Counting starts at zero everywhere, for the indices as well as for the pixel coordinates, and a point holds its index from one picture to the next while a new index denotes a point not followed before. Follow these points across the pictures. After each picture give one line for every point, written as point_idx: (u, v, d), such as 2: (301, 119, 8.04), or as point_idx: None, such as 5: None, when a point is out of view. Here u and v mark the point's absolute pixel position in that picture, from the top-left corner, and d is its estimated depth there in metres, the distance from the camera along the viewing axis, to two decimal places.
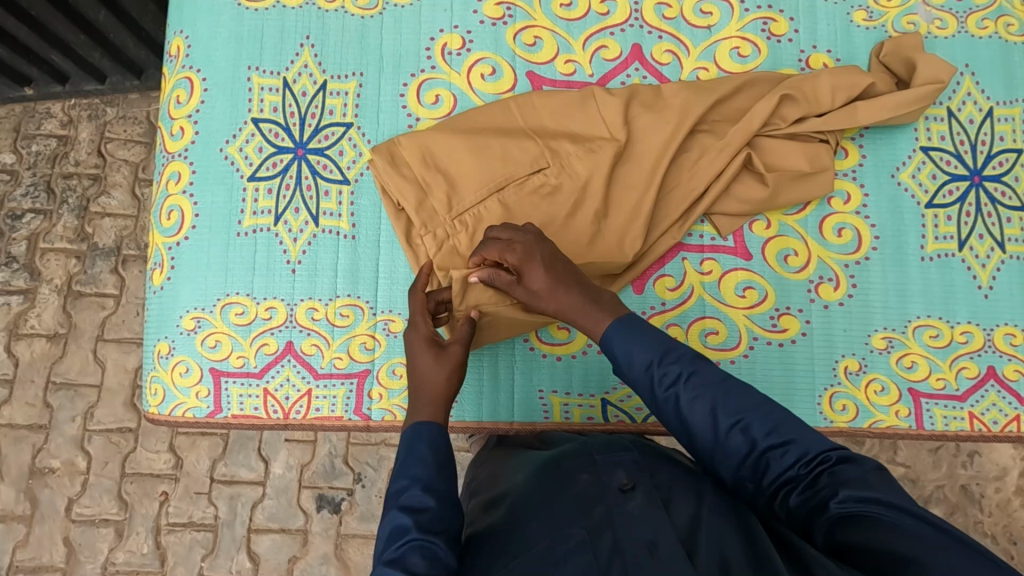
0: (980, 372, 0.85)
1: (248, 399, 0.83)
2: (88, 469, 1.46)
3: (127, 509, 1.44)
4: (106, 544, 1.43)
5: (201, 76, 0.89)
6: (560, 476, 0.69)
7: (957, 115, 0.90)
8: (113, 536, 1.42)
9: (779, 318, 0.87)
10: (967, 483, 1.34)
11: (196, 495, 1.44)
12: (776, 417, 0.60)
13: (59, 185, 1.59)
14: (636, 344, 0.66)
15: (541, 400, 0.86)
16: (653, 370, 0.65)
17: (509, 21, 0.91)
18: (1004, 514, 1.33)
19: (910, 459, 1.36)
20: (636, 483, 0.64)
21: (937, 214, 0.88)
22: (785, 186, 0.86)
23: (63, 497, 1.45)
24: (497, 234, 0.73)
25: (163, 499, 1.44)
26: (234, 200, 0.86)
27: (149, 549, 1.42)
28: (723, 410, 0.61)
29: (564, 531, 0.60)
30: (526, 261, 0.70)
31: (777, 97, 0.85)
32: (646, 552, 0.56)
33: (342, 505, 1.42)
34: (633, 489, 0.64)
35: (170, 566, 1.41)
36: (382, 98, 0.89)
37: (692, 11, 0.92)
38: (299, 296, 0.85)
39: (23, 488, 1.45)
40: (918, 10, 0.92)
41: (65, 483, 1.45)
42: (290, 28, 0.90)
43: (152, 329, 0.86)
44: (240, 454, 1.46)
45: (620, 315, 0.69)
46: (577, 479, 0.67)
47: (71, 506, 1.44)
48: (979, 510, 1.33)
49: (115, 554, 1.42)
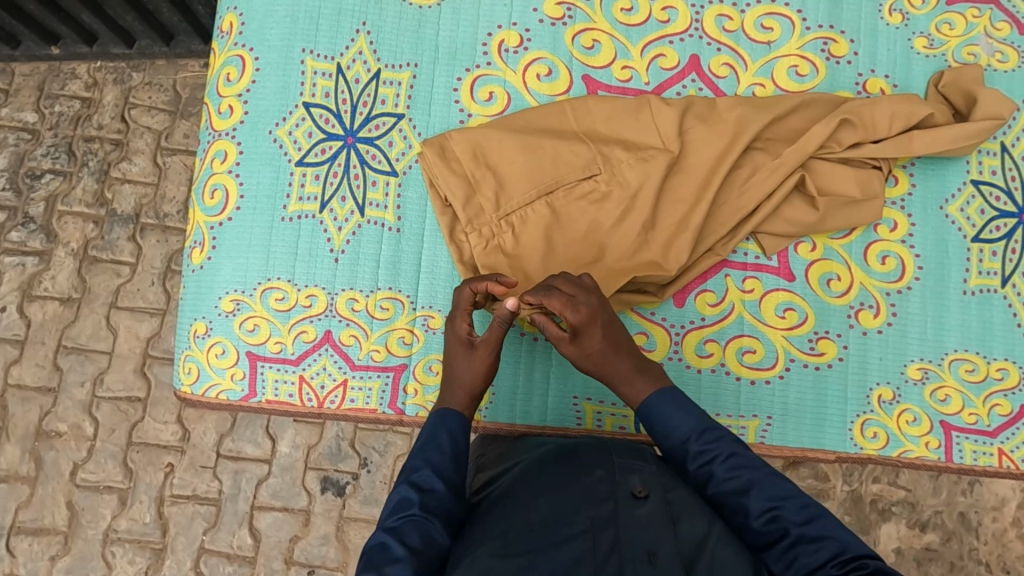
0: (1013, 410, 0.86)
1: (283, 385, 0.83)
2: (94, 435, 1.46)
3: (131, 477, 1.44)
4: (108, 510, 1.43)
5: (253, 56, 0.88)
6: (575, 470, 0.67)
7: (1010, 150, 0.89)
8: (116, 503, 1.43)
9: (816, 342, 0.87)
10: (965, 511, 1.34)
11: (201, 468, 1.44)
12: (814, 512, 0.62)
13: (80, 148, 1.57)
14: (678, 416, 0.69)
15: (574, 406, 0.85)
16: (690, 445, 0.68)
17: (568, 22, 0.89)
18: (999, 544, 1.34)
19: (911, 483, 1.37)
20: (649, 492, 0.62)
21: (983, 249, 0.88)
22: (834, 211, 0.86)
23: (68, 461, 1.45)
24: (561, 290, 0.71)
25: (168, 470, 1.45)
26: (281, 183, 0.85)
27: (151, 519, 1.42)
28: (760, 493, 0.64)
29: (570, 516, 0.59)
30: (589, 322, 0.71)
31: (835, 121, 0.84)
32: (645, 558, 0.54)
33: (346, 488, 1.42)
34: (645, 498, 0.62)
35: (171, 537, 1.41)
36: (435, 91, 0.88)
37: (753, 25, 0.91)
38: (339, 286, 0.84)
39: (28, 448, 1.45)
40: (979, 42, 0.91)
41: (71, 446, 1.45)
42: (347, 13, 0.88)
43: (189, 308, 0.86)
44: (248, 431, 1.46)
45: (661, 387, 0.72)
46: (591, 473, 0.65)
47: (76, 470, 1.44)
48: (975, 538, 1.34)
49: (117, 521, 1.42)
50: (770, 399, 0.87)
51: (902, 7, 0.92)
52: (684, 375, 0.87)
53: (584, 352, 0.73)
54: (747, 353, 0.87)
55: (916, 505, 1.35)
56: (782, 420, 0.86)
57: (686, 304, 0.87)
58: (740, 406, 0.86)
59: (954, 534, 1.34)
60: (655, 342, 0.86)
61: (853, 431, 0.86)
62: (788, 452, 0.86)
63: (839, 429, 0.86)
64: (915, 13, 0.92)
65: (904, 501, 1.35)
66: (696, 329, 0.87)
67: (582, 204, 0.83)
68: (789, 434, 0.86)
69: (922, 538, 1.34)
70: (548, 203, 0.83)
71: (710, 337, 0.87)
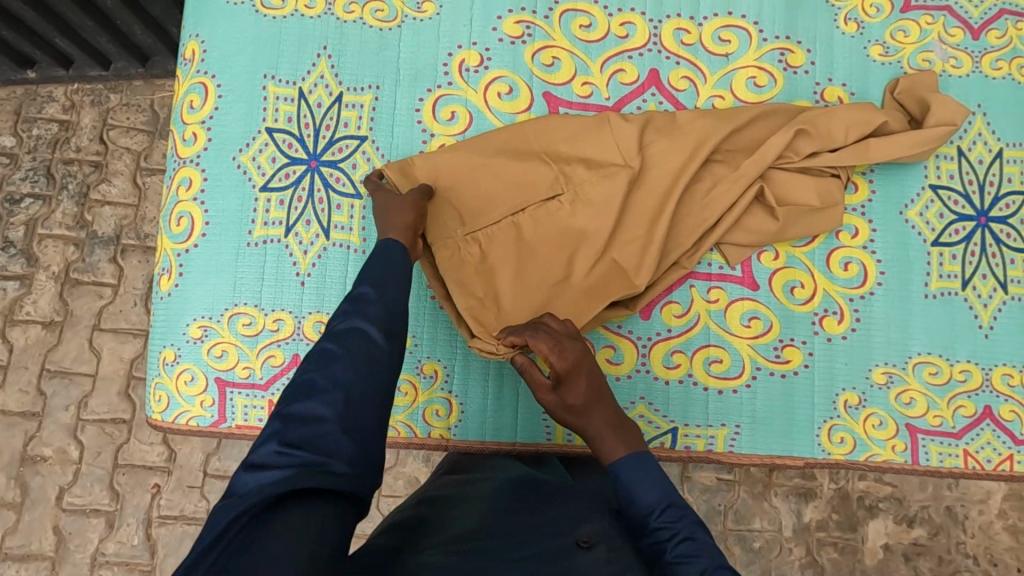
0: (977, 411, 0.87)
1: (253, 411, 0.83)
2: (80, 458, 1.46)
3: (119, 499, 1.44)
4: (96, 534, 1.43)
5: (215, 82, 0.88)
6: (529, 505, 0.67)
7: (967, 154, 0.91)
8: (104, 526, 1.43)
9: (782, 349, 0.88)
10: (952, 505, 1.36)
11: (189, 487, 1.45)
12: None
13: (59, 171, 1.57)
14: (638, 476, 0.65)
15: (545, 422, 0.85)
16: (650, 515, 0.63)
17: (528, 40, 0.90)
18: (986, 536, 1.35)
19: (899, 479, 1.38)
20: (594, 540, 0.59)
21: (943, 252, 0.89)
22: (794, 220, 0.87)
23: (55, 486, 1.44)
24: (546, 333, 0.72)
25: (155, 491, 1.45)
26: (246, 208, 0.86)
27: (139, 541, 1.42)
28: None
29: (521, 545, 0.59)
30: (572, 371, 0.70)
31: (792, 132, 0.85)
32: None
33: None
34: (592, 545, 0.58)
35: (160, 558, 1.41)
36: (398, 112, 0.89)
37: (711, 38, 0.92)
38: (306, 309, 0.84)
39: (13, 474, 1.45)
40: (934, 48, 0.93)
41: (57, 471, 1.45)
42: (307, 38, 0.89)
43: (158, 336, 0.86)
44: (235, 449, 1.47)
45: (636, 451, 0.67)
46: (548, 510, 0.66)
47: (62, 495, 1.44)
48: (962, 531, 1.35)
49: (105, 544, 1.42)
50: (738, 408, 0.88)
51: (857, 16, 0.94)
52: (653, 387, 0.87)
53: (564, 402, 0.71)
54: (714, 363, 0.88)
55: (903, 500, 1.37)
56: (751, 428, 0.87)
57: (652, 317, 0.88)
58: (708, 416, 0.87)
59: (942, 528, 1.35)
60: (622, 355, 0.87)
61: (821, 436, 0.87)
62: (758, 459, 0.87)
63: (808, 435, 0.87)
64: (870, 21, 0.94)
65: (891, 497, 1.37)
66: (663, 341, 0.88)
67: (545, 222, 0.84)
68: (758, 442, 0.87)
69: (909, 533, 1.35)
70: (512, 222, 0.84)
71: (678, 348, 0.88)
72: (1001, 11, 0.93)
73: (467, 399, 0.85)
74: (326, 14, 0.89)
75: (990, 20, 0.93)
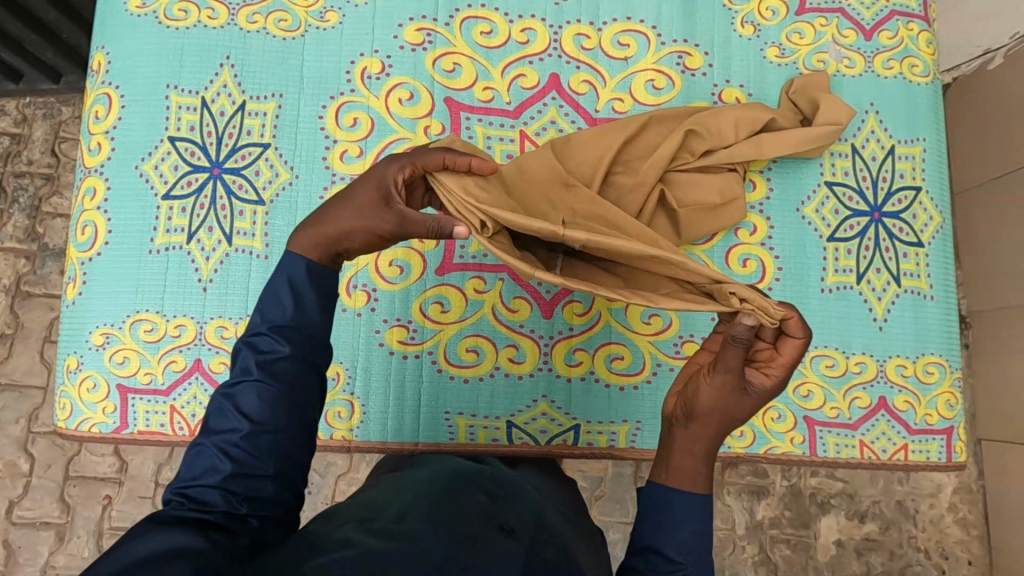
0: (872, 402, 0.89)
1: (155, 416, 0.84)
2: (30, 471, 1.46)
3: (70, 511, 1.44)
4: (46, 546, 1.43)
5: (120, 93, 0.90)
6: (458, 489, 0.65)
7: (860, 151, 0.93)
8: (54, 539, 1.43)
9: (682, 345, 0.90)
10: (902, 499, 1.36)
11: (141, 498, 1.45)
12: None
13: (9, 184, 1.58)
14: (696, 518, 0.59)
15: (447, 421, 0.87)
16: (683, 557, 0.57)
17: (428, 47, 0.92)
18: (935, 529, 1.35)
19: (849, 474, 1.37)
20: (517, 528, 0.59)
21: (838, 247, 0.91)
22: (697, 220, 0.88)
23: (4, 499, 1.44)
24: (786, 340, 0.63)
25: (107, 502, 1.45)
26: (148, 216, 0.87)
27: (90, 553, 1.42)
28: None
29: (445, 526, 0.56)
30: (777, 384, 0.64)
31: (682, 133, 0.87)
32: None
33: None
34: (513, 532, 0.58)
35: None
36: (301, 119, 0.90)
37: (610, 43, 0.94)
38: (208, 314, 0.85)
39: None
40: (828, 49, 0.95)
41: (7, 484, 1.45)
42: (211, 49, 0.90)
43: (64, 343, 0.87)
44: None
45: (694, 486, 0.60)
46: (473, 497, 0.64)
47: (12, 508, 1.44)
48: (913, 525, 1.35)
49: (55, 557, 1.42)
50: (640, 404, 0.89)
51: (753, 19, 0.96)
52: (555, 385, 0.89)
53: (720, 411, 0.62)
54: (615, 360, 0.89)
55: (854, 495, 1.36)
56: (652, 424, 0.89)
57: (554, 315, 0.89)
58: (611, 412, 0.89)
59: (893, 523, 1.35)
60: (524, 354, 0.88)
61: None
62: None
63: None
64: (766, 24, 0.96)
65: (842, 492, 1.36)
66: (565, 340, 0.89)
67: None
68: (660, 437, 0.88)
69: (861, 528, 1.35)
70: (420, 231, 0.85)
71: (579, 346, 0.89)
72: (892, 12, 0.96)
73: (368, 400, 0.86)
74: (230, 25, 0.91)
75: (881, 21, 0.96)
